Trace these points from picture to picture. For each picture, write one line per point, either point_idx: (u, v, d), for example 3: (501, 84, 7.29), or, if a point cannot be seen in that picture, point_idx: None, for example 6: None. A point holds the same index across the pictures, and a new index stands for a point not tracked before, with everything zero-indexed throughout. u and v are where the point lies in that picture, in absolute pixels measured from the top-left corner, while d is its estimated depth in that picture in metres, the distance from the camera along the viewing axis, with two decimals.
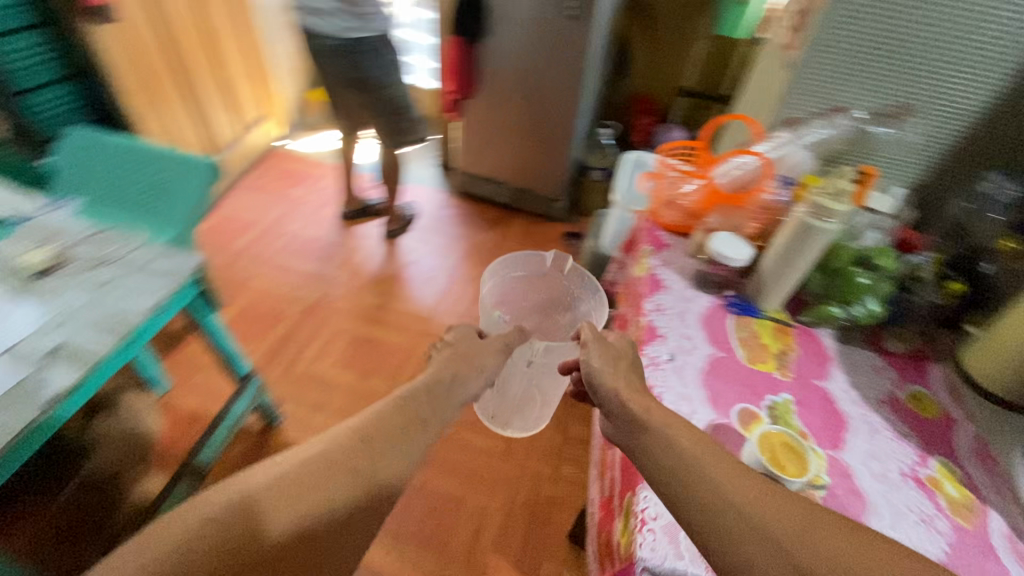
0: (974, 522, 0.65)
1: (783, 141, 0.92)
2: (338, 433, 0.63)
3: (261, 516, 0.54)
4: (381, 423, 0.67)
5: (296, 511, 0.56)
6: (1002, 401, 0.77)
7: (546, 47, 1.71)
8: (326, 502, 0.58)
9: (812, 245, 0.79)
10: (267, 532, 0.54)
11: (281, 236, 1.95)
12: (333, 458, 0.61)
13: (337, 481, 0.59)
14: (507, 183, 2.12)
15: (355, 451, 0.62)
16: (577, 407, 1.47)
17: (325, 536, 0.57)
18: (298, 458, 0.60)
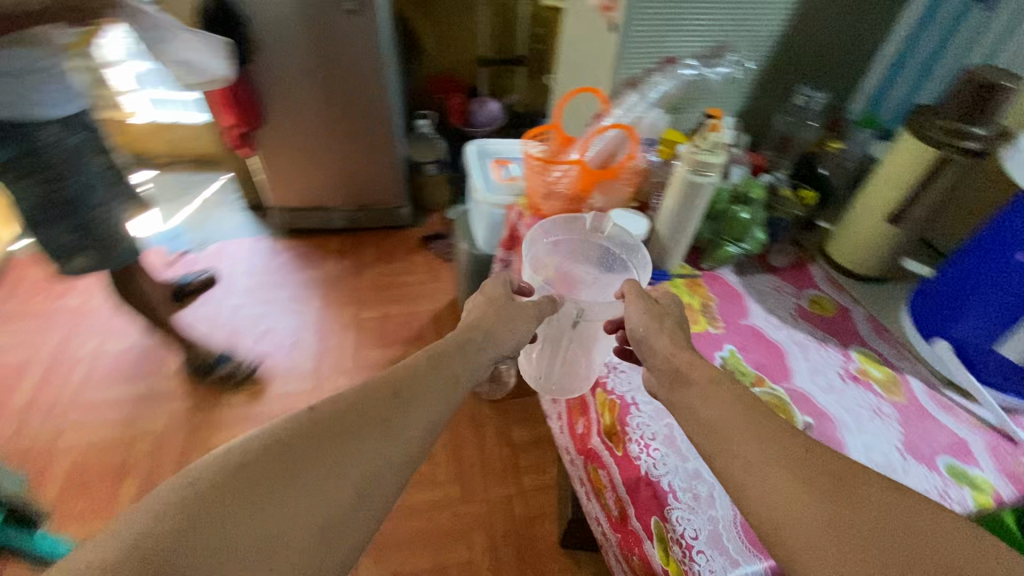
0: (903, 393, 0.75)
1: (632, 104, 0.91)
2: (344, 394, 0.52)
3: (252, 481, 0.42)
4: (395, 383, 0.55)
5: (292, 472, 0.44)
6: (870, 279, 0.90)
7: (333, 49, 1.50)
8: (331, 462, 0.46)
9: (700, 200, 0.80)
10: (258, 498, 0.41)
11: (78, 364, 1.49)
12: (340, 417, 0.49)
13: (342, 441, 0.47)
14: (340, 206, 1.89)
15: (369, 411, 0.51)
16: (511, 412, 1.42)
17: (331, 496, 0.44)
18: (298, 415, 0.48)
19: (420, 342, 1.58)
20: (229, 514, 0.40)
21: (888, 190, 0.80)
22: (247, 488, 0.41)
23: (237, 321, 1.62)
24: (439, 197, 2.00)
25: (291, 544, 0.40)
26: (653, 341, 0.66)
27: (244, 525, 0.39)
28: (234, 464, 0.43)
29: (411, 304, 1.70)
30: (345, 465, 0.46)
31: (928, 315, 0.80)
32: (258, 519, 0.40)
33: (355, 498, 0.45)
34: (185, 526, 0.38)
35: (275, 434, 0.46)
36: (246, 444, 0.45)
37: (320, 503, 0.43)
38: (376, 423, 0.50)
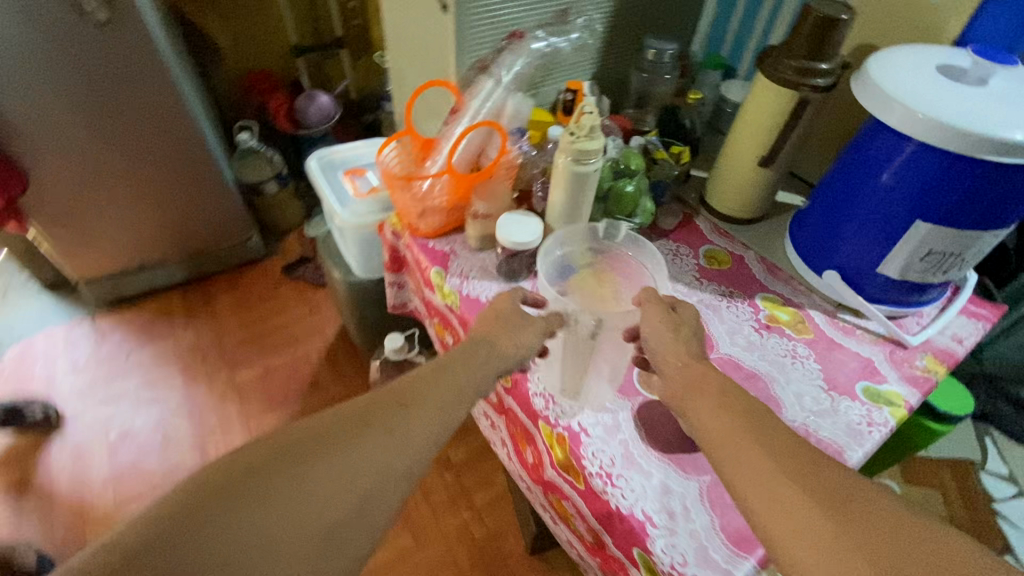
0: (810, 329, 0.78)
1: (488, 94, 0.82)
2: (352, 402, 0.54)
3: (255, 484, 0.46)
4: (400, 393, 0.56)
5: (290, 477, 0.47)
6: (751, 221, 0.92)
7: (99, 74, 1.17)
8: (329, 471, 0.48)
9: (588, 188, 0.74)
10: (257, 502, 0.45)
11: None
12: (340, 426, 0.51)
13: (341, 452, 0.50)
14: (171, 257, 1.56)
15: (372, 423, 0.52)
16: None
17: (324, 505, 0.47)
18: (305, 422, 0.51)
19: (319, 389, 1.40)
20: (229, 518, 0.44)
21: (756, 135, 0.81)
22: (254, 485, 0.45)
23: (81, 435, 1.30)
24: (293, 217, 1.75)
25: (289, 541, 0.45)
26: (656, 345, 0.62)
27: (241, 527, 0.44)
28: (243, 466, 0.46)
29: (296, 349, 1.49)
30: (341, 476, 0.49)
31: (810, 248, 0.83)
32: (253, 524, 0.44)
33: (350, 508, 0.48)
34: (194, 523, 0.42)
35: (280, 437, 0.49)
36: (253, 444, 0.48)
37: (313, 510, 0.46)
38: (379, 434, 0.52)
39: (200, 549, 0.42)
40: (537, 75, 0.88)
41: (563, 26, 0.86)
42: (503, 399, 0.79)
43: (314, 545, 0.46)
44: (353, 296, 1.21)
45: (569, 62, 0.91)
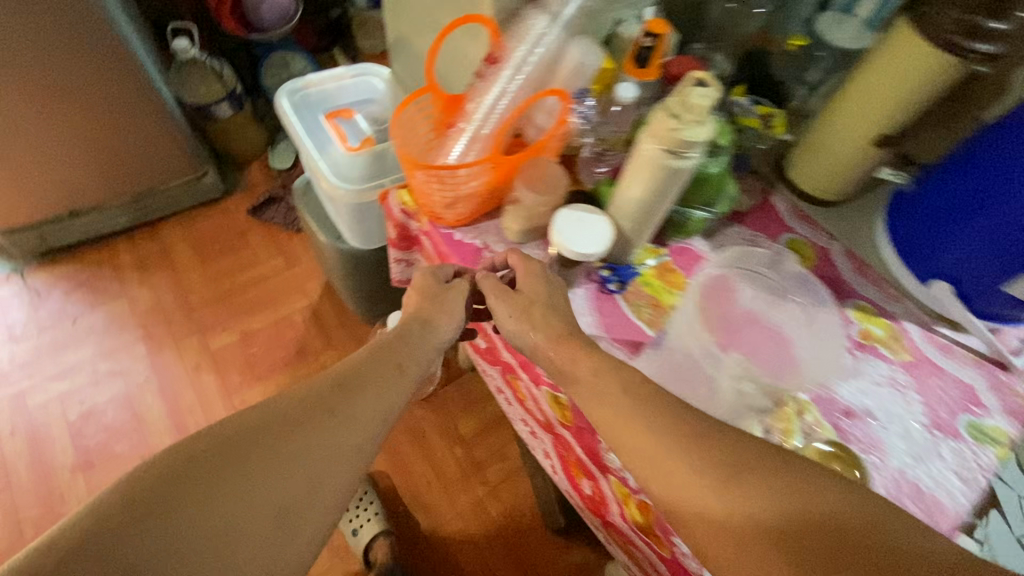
0: (907, 347, 0.68)
1: (543, 34, 0.60)
2: (301, 389, 0.57)
3: (209, 475, 0.49)
4: (347, 379, 0.58)
5: (241, 465, 0.50)
6: (836, 204, 0.77)
7: None
8: (277, 459, 0.51)
9: (677, 187, 0.56)
10: (212, 491, 0.48)
11: None
12: (287, 415, 0.54)
13: (288, 437, 0.53)
14: (110, 200, 1.30)
15: (318, 408, 0.55)
16: (449, 405, 1.24)
17: (275, 489, 0.50)
18: (256, 410, 0.54)
19: (308, 356, 1.25)
20: (185, 505, 0.47)
21: (879, 104, 0.63)
22: (192, 487, 0.48)
23: (36, 415, 1.15)
24: (256, 145, 1.47)
25: (231, 536, 0.48)
26: None
27: (199, 515, 0.47)
28: (195, 459, 0.49)
29: (275, 308, 1.31)
30: (292, 461, 0.52)
31: (912, 243, 0.69)
32: (199, 519, 0.47)
33: (303, 490, 0.51)
34: (153, 514, 0.46)
35: (231, 428, 0.52)
36: (205, 436, 0.51)
37: (263, 494, 0.50)
38: (327, 416, 0.55)
39: (163, 536, 0.45)
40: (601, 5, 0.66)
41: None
42: (553, 426, 0.68)
43: (273, 524, 0.49)
44: (348, 268, 1.03)
45: None
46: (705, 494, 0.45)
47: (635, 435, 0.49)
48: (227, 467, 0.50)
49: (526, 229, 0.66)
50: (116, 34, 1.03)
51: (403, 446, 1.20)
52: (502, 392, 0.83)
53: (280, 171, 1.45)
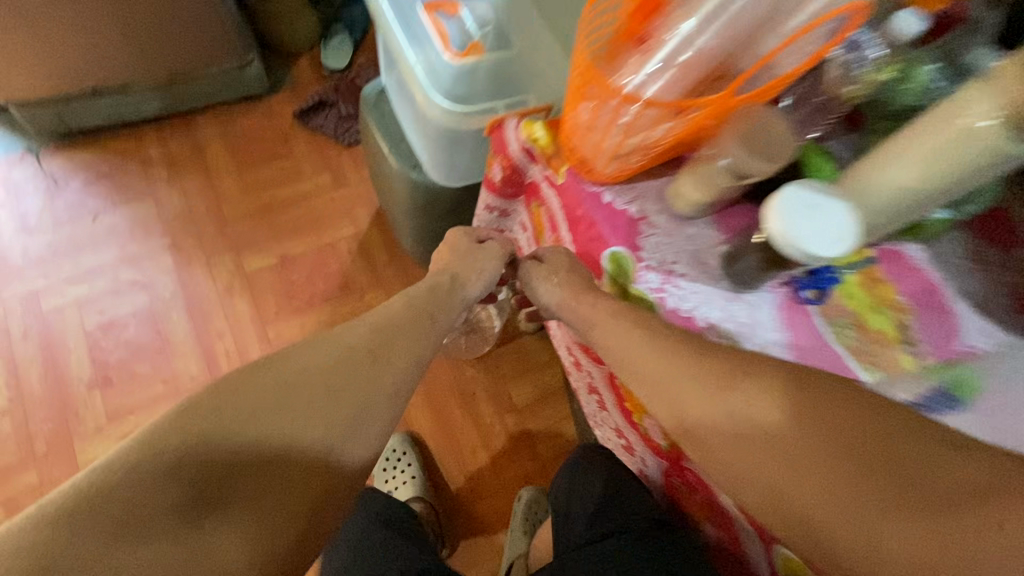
0: None
1: None
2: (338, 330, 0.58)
3: (254, 406, 0.50)
4: (383, 322, 0.59)
5: (283, 398, 0.51)
6: None
7: None
8: (315, 393, 0.52)
9: (973, 177, 0.40)
10: (256, 420, 0.50)
11: None
12: (324, 355, 0.55)
13: (325, 374, 0.54)
14: (137, 82, 1.10)
15: (353, 348, 0.56)
16: (503, 368, 1.11)
17: (313, 419, 0.52)
18: (295, 348, 0.56)
19: (352, 292, 1.11)
20: (233, 430, 0.49)
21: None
22: (242, 417, 0.49)
23: (50, 320, 1.03)
24: (306, 35, 1.24)
25: (280, 462, 0.49)
26: None
27: (245, 443, 0.49)
28: (240, 392, 0.51)
29: (318, 232, 1.15)
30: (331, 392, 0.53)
31: None
32: (249, 441, 0.49)
33: (339, 421, 0.52)
34: (207, 439, 0.48)
35: (273, 364, 0.54)
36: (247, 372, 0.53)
37: (306, 423, 0.51)
38: (363, 354, 0.56)
39: (217, 458, 0.48)
40: None
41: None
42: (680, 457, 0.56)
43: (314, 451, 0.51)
44: (419, 206, 0.85)
45: None
46: (714, 408, 0.44)
47: (645, 362, 0.47)
48: (269, 397, 0.51)
49: (710, 201, 0.47)
50: None
51: (450, 406, 1.08)
52: (595, 396, 0.72)
53: (333, 71, 1.24)
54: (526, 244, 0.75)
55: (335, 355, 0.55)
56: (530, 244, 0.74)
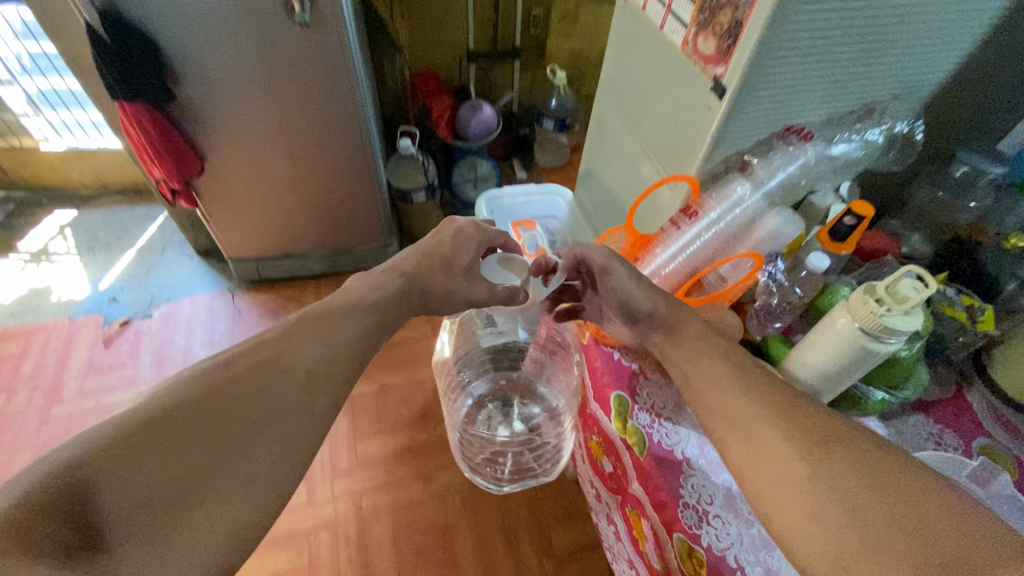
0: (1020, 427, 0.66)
1: (745, 199, 0.66)
2: (237, 358, 0.48)
3: (170, 431, 0.40)
4: (298, 344, 0.52)
5: (219, 432, 0.42)
6: None
7: (294, 77, 1.15)
8: (255, 407, 0.45)
9: (866, 365, 0.57)
10: (184, 450, 0.40)
11: None
12: (242, 385, 0.46)
13: (255, 393, 0.46)
14: (315, 250, 1.58)
15: (276, 359, 0.49)
16: (549, 513, 1.23)
17: (269, 431, 0.45)
18: (172, 385, 0.44)
19: (430, 422, 1.37)
20: (151, 459, 0.38)
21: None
22: (164, 436, 0.40)
23: None
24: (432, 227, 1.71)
25: (204, 483, 0.39)
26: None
27: (170, 468, 0.38)
28: (141, 422, 0.40)
29: (413, 371, 1.46)
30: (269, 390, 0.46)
31: None
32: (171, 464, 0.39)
33: (309, 412, 0.48)
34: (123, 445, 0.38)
35: (180, 399, 0.42)
36: (149, 402, 0.42)
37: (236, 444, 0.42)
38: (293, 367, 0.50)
39: (139, 463, 0.38)
40: (812, 182, 0.69)
41: (858, 124, 0.68)
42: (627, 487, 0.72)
43: (273, 461, 0.43)
44: None
45: (853, 168, 0.71)
46: (780, 477, 0.45)
47: (739, 437, 0.49)
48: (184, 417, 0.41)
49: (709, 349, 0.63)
50: (367, 135, 1.31)
51: (494, 541, 1.19)
52: (613, 526, 0.82)
53: None
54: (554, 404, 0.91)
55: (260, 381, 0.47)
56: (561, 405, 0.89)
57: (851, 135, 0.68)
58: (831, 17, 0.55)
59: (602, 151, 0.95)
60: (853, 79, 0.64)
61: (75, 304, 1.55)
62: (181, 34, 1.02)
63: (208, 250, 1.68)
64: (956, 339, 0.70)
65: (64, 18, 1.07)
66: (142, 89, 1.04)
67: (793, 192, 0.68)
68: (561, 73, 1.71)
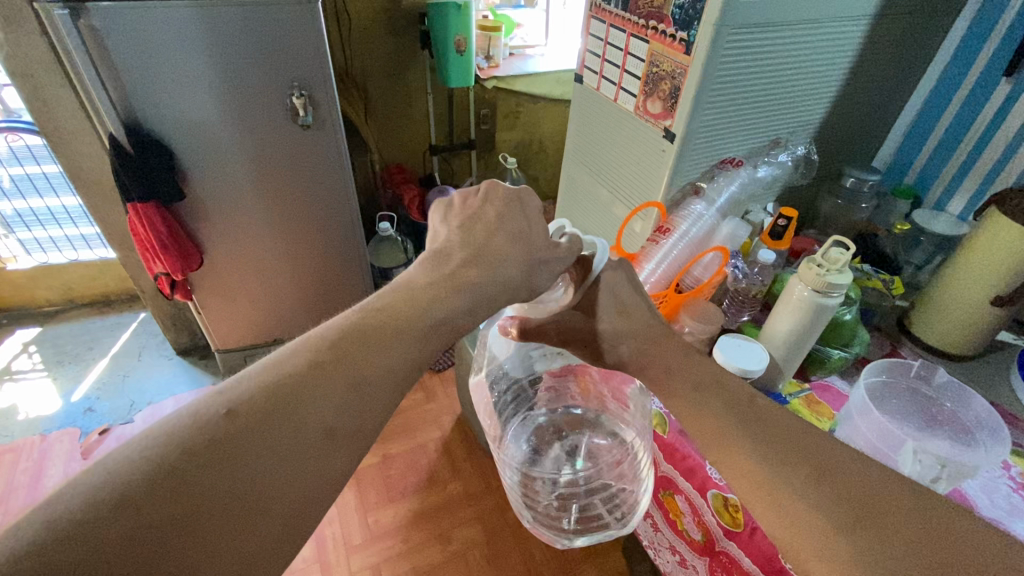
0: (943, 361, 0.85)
1: (701, 214, 0.85)
2: (238, 409, 0.37)
3: (167, 520, 0.32)
4: (380, 333, 0.44)
5: (227, 514, 0.34)
6: (968, 357, 0.85)
7: (295, 170, 1.29)
8: (312, 431, 0.39)
9: (822, 322, 0.73)
10: (161, 541, 0.32)
11: None
12: (257, 445, 0.36)
13: (255, 463, 0.36)
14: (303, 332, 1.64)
15: (362, 355, 0.43)
16: (568, 552, 1.26)
17: (308, 465, 0.38)
18: (168, 440, 0.34)
19: (437, 484, 1.38)
20: (210, 490, 0.34)
21: (977, 284, 0.79)
22: (238, 453, 0.36)
23: None
24: None
25: (264, 506, 0.36)
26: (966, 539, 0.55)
27: (231, 487, 0.35)
28: (218, 434, 0.35)
29: (412, 437, 1.49)
30: (328, 430, 0.40)
31: (960, 334, 0.83)
32: (235, 482, 0.35)
33: None
34: (200, 462, 0.34)
35: (266, 397, 0.38)
36: (244, 395, 0.38)
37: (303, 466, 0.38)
38: (308, 417, 0.39)
39: (208, 483, 0.34)
40: (747, 197, 0.91)
41: (770, 153, 0.93)
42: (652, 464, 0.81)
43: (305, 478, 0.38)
44: None
45: (774, 184, 0.95)
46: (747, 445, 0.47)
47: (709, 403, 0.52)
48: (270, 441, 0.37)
49: (710, 329, 0.75)
50: (355, 218, 1.44)
51: None
52: (650, 519, 0.89)
53: None
54: (602, 448, 0.79)
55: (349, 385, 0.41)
56: (612, 445, 0.79)
57: (765, 162, 0.92)
58: (741, 78, 0.79)
59: (574, 203, 1.15)
60: (762, 121, 0.88)
61: (46, 420, 1.48)
62: (191, 141, 1.16)
63: (190, 347, 1.69)
64: (886, 307, 0.89)
65: (75, 136, 1.18)
66: (155, 190, 1.15)
67: (736, 205, 0.89)
68: (512, 159, 1.95)
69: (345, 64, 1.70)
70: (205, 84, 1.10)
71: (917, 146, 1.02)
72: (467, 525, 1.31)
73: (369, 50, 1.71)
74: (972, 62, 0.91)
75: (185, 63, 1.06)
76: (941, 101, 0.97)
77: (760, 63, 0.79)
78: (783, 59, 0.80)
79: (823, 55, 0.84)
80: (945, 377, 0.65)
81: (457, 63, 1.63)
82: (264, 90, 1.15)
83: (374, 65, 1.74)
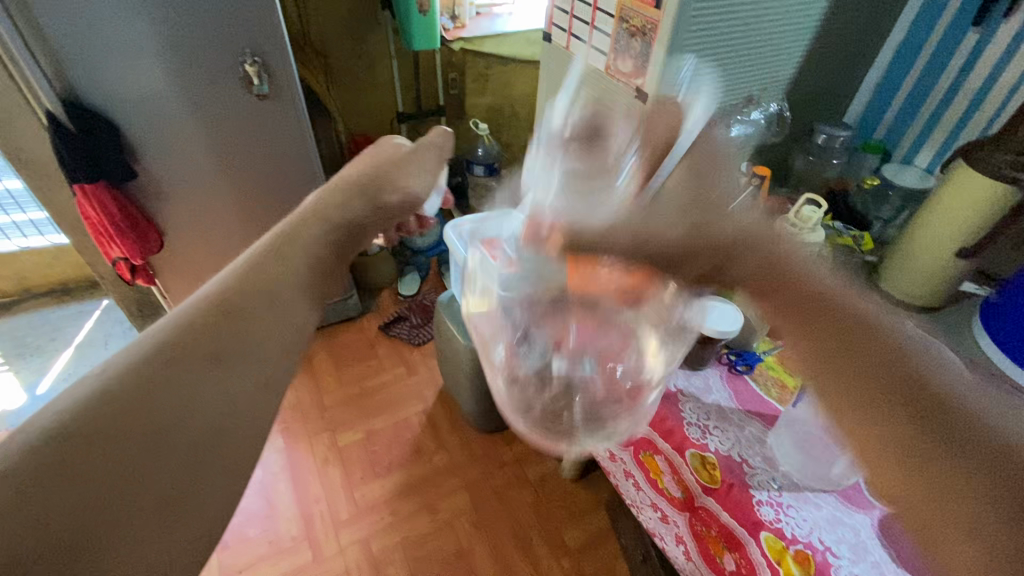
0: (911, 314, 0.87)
1: None
2: (162, 337, 0.39)
3: (117, 444, 0.33)
4: (288, 248, 0.49)
5: (177, 430, 0.36)
6: (934, 309, 0.88)
7: (255, 143, 1.23)
8: (245, 341, 0.42)
9: None
10: (125, 465, 0.33)
11: None
12: (190, 365, 0.38)
13: (186, 382, 0.37)
14: None
15: (275, 268, 0.47)
16: (554, 513, 1.29)
17: (252, 373, 0.41)
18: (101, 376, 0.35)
19: (423, 456, 1.39)
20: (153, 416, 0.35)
21: (969, 211, 0.77)
22: (172, 373, 0.37)
23: None
24: (377, 270, 1.78)
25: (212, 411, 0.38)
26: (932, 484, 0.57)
27: (174, 403, 0.36)
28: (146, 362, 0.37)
29: (394, 412, 1.49)
30: (254, 338, 0.43)
31: (927, 287, 0.86)
32: (177, 398, 0.37)
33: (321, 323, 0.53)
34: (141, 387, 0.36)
35: (191, 324, 0.40)
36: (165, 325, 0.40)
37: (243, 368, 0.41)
38: (232, 332, 0.42)
39: (153, 402, 0.36)
40: None
41: (744, 111, 0.92)
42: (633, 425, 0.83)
43: None
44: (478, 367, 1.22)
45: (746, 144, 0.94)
46: None
47: None
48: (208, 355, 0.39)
49: None
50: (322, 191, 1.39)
51: (511, 555, 1.22)
52: (632, 479, 0.91)
53: (405, 295, 1.80)
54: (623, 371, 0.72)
55: (267, 293, 0.45)
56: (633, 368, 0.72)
57: (738, 121, 0.91)
58: (712, 32, 0.76)
59: None
60: (734, 78, 0.86)
61: (12, 415, 1.43)
62: (138, 115, 1.09)
63: None
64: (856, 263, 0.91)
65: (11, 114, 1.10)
66: (103, 170, 1.08)
67: None
68: (483, 125, 1.90)
69: (301, 28, 1.61)
70: (146, 53, 1.02)
71: (887, 99, 1.02)
72: (454, 494, 1.32)
73: (326, 12, 1.62)
74: (942, 11, 0.91)
75: (123, 31, 0.98)
76: (907, 56, 0.97)
77: (732, 16, 0.76)
78: (753, 13, 0.78)
79: (793, 9, 0.82)
80: (912, 329, 0.66)
81: (420, 24, 1.55)
82: (212, 58, 1.08)
83: (333, 28, 1.66)
